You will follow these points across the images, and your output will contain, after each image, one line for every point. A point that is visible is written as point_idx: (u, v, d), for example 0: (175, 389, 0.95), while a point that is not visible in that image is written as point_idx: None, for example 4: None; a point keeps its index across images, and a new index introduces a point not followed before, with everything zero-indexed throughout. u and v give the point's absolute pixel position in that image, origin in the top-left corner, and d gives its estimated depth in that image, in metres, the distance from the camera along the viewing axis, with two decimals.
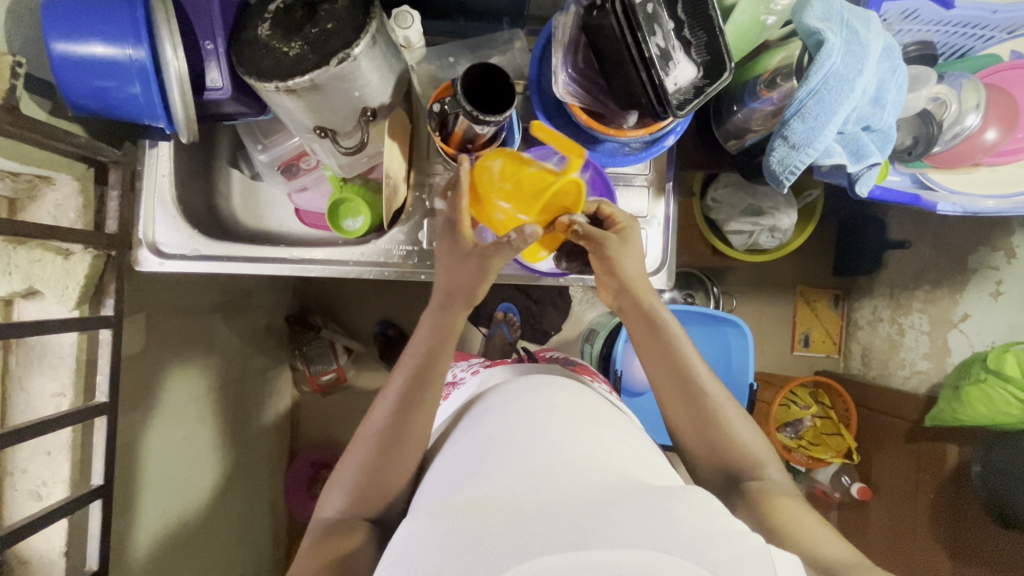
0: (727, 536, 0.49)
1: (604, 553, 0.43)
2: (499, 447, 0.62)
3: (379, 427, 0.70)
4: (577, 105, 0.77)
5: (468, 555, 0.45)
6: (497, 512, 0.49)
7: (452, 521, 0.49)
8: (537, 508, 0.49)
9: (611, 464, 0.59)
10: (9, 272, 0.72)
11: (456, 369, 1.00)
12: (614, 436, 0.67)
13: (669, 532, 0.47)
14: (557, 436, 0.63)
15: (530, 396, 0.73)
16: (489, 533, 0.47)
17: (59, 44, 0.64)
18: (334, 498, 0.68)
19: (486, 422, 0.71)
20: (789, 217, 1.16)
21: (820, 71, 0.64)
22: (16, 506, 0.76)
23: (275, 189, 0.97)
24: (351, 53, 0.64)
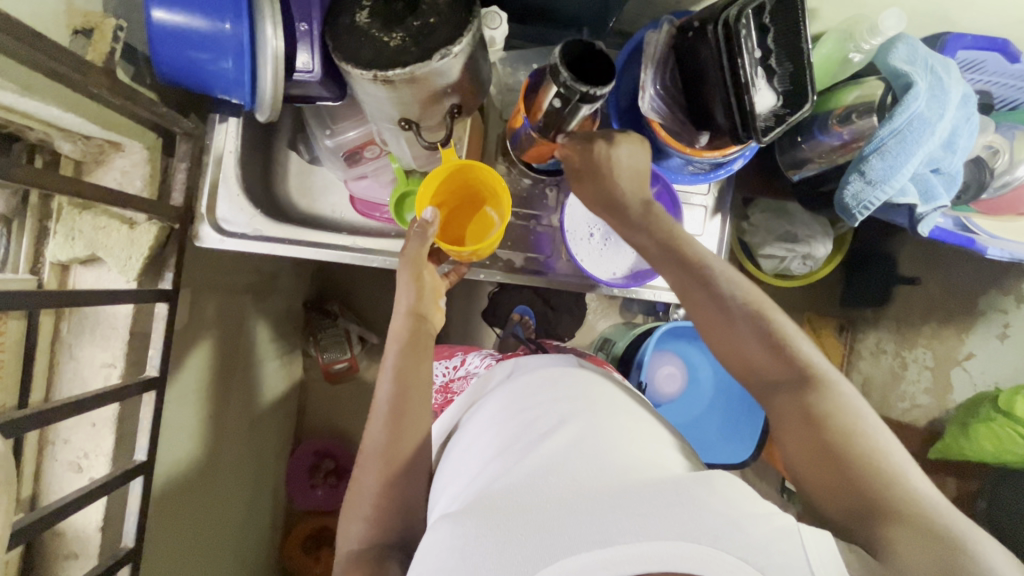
0: (755, 516, 0.48)
1: (628, 549, 0.45)
2: (513, 438, 0.62)
3: (380, 447, 0.68)
4: (658, 121, 0.77)
5: (496, 561, 0.46)
6: (514, 512, 0.50)
7: (472, 523, 0.50)
8: (557, 506, 0.50)
9: (619, 447, 0.59)
10: (73, 238, 0.70)
11: (470, 363, 0.95)
12: (623, 415, 0.66)
13: (694, 516, 0.47)
14: (561, 423, 0.62)
15: (530, 378, 0.73)
16: (512, 534, 0.48)
17: (157, 12, 0.63)
18: (354, 528, 0.67)
19: (497, 407, 0.70)
20: (824, 247, 1.18)
21: (905, 112, 0.66)
22: (53, 479, 0.74)
23: (331, 175, 0.96)
24: (454, 50, 0.64)
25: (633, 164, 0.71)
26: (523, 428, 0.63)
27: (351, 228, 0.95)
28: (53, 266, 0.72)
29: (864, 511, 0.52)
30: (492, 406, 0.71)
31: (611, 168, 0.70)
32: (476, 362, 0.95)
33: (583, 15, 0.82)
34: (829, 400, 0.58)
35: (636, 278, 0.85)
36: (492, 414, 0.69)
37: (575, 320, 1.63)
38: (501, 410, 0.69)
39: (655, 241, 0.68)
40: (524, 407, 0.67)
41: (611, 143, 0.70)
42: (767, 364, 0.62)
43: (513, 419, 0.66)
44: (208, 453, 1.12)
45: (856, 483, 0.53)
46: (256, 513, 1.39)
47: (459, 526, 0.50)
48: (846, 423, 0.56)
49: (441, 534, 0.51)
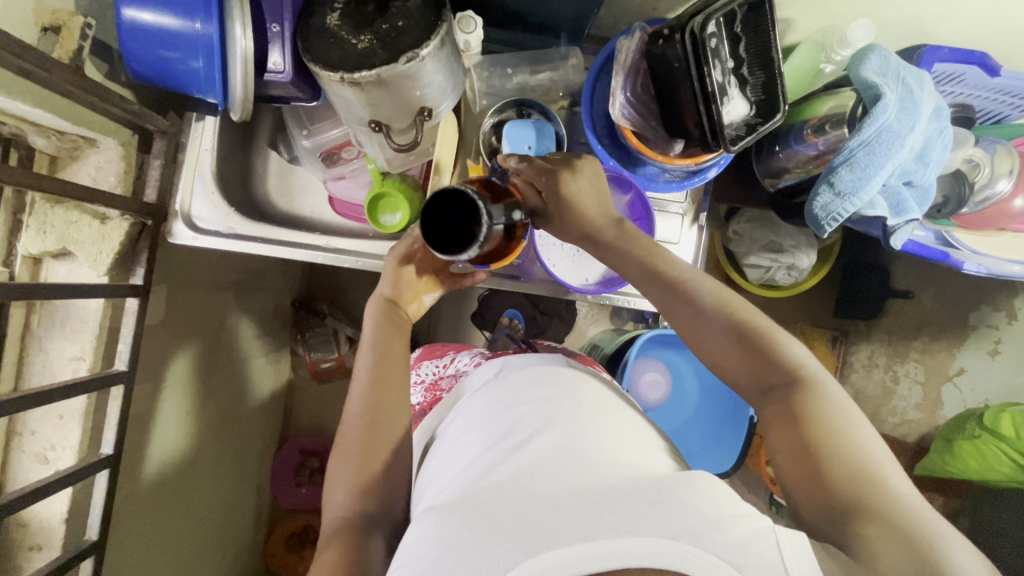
0: (735, 517, 0.47)
1: (609, 543, 0.44)
2: (503, 438, 0.61)
3: (364, 412, 0.69)
4: (629, 128, 0.78)
5: (477, 555, 0.45)
6: (499, 507, 0.49)
7: (456, 517, 0.49)
8: (544, 504, 0.49)
9: (604, 448, 0.59)
10: (44, 231, 0.71)
11: (459, 363, 0.94)
12: (608, 418, 0.66)
13: (673, 514, 0.46)
14: (549, 424, 0.62)
15: (517, 377, 0.73)
16: (497, 530, 0.47)
17: (128, 10, 0.64)
18: (337, 497, 0.66)
19: (486, 407, 0.69)
20: (809, 258, 1.17)
21: (873, 124, 0.66)
22: (20, 469, 0.75)
23: (311, 175, 0.96)
24: (420, 54, 0.64)
25: (594, 179, 0.74)
26: (510, 427, 0.63)
27: (330, 228, 0.95)
28: (26, 259, 0.73)
29: (846, 506, 0.50)
30: (479, 405, 0.71)
31: (576, 199, 0.72)
32: (465, 361, 0.94)
33: (559, 21, 0.82)
34: (817, 399, 0.58)
35: (607, 284, 0.85)
36: (478, 413, 0.69)
37: (564, 325, 1.62)
38: (487, 409, 0.68)
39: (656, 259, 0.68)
40: (510, 407, 0.67)
41: (573, 172, 0.73)
42: (752, 372, 0.62)
43: (500, 417, 0.65)
44: (188, 449, 1.12)
45: (836, 481, 0.52)
46: (238, 509, 1.39)
47: (444, 518, 0.50)
48: (836, 424, 0.55)
49: (425, 527, 0.51)
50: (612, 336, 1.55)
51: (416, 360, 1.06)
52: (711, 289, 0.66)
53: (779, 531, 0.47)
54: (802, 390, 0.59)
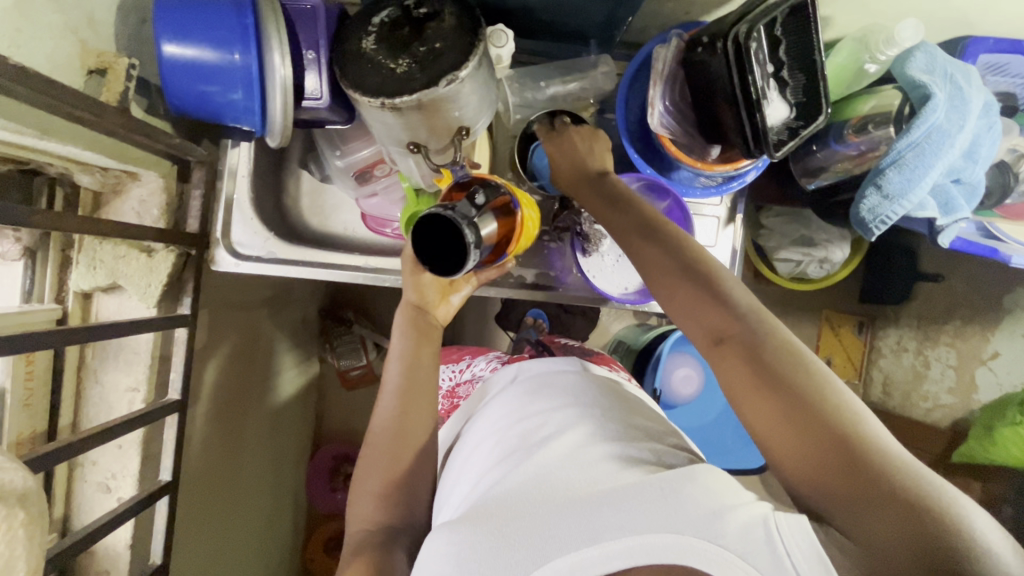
0: (734, 505, 0.48)
1: (614, 544, 0.47)
2: (514, 443, 0.63)
3: (392, 420, 0.70)
4: (667, 137, 0.77)
5: (491, 566, 0.48)
6: (508, 516, 0.52)
7: (470, 529, 0.52)
8: (550, 508, 0.51)
9: (611, 444, 0.59)
10: (94, 267, 0.72)
11: (475, 368, 0.95)
12: (619, 411, 0.66)
13: (676, 509, 0.47)
14: (557, 425, 0.63)
15: (530, 380, 0.74)
16: (506, 542, 0.49)
17: (168, 46, 0.64)
18: (362, 507, 0.68)
19: (500, 412, 0.70)
20: (842, 251, 1.16)
21: (923, 124, 0.65)
22: (84, 499, 0.77)
23: (343, 193, 0.96)
24: (459, 75, 0.64)
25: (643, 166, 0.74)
26: (521, 431, 0.64)
27: (364, 246, 0.96)
28: (77, 295, 0.74)
29: (848, 468, 0.48)
30: (496, 409, 0.72)
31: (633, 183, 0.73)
32: (481, 365, 0.94)
33: (590, 28, 0.81)
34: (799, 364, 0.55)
35: (647, 294, 0.84)
36: (494, 418, 0.70)
37: (588, 323, 1.62)
38: (502, 414, 0.70)
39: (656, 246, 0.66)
40: (522, 410, 0.68)
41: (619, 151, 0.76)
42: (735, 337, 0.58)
43: (511, 422, 0.67)
44: (232, 466, 1.15)
45: (834, 443, 0.49)
46: (278, 517, 1.41)
47: (457, 531, 0.52)
48: (810, 379, 0.53)
49: (441, 538, 0.53)
50: (637, 331, 1.55)
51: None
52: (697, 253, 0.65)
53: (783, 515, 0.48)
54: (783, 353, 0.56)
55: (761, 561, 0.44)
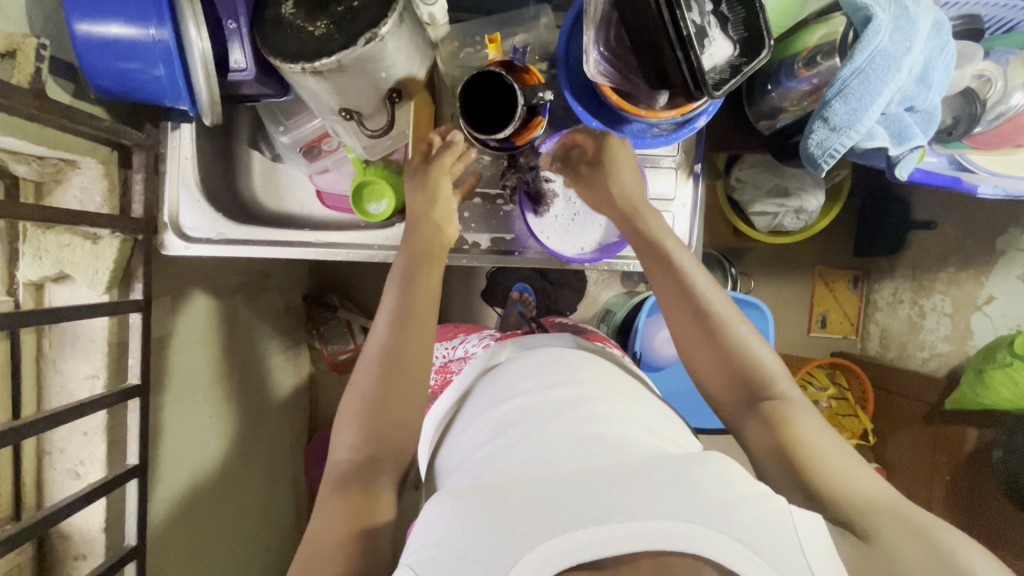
0: (747, 498, 0.47)
1: (625, 525, 0.43)
2: (516, 428, 0.60)
3: (385, 349, 0.67)
4: (608, 85, 0.75)
5: (493, 538, 0.43)
6: (511, 489, 0.48)
7: (469, 497, 0.47)
8: (556, 484, 0.48)
9: (607, 426, 0.59)
10: (40, 257, 0.73)
11: (468, 346, 0.93)
12: (616, 398, 0.65)
13: (689, 495, 0.46)
14: (550, 408, 0.62)
15: (524, 363, 0.72)
16: (511, 512, 0.45)
17: (81, 25, 0.63)
18: (344, 437, 0.65)
19: (496, 393, 0.69)
20: (817, 199, 1.13)
21: (865, 49, 0.61)
22: (54, 485, 0.78)
23: (296, 171, 0.95)
24: (379, 32, 0.62)
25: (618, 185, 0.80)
26: (516, 412, 0.63)
27: (321, 222, 0.95)
28: (27, 286, 0.75)
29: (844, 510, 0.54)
30: (487, 392, 0.70)
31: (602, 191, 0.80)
32: (474, 343, 0.93)
33: None
34: (791, 417, 0.63)
35: (604, 250, 0.83)
36: (486, 401, 0.69)
37: (575, 293, 1.60)
38: (492, 397, 0.69)
39: (676, 283, 0.72)
40: (510, 390, 0.68)
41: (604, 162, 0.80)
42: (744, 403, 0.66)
43: (501, 405, 0.66)
44: (217, 451, 1.16)
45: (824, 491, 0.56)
46: (279, 504, 1.42)
47: (457, 498, 0.48)
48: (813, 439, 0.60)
49: (438, 507, 0.48)
50: (624, 299, 1.53)
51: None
52: (702, 292, 0.71)
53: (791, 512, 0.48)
54: (779, 407, 0.64)
55: (778, 557, 0.43)
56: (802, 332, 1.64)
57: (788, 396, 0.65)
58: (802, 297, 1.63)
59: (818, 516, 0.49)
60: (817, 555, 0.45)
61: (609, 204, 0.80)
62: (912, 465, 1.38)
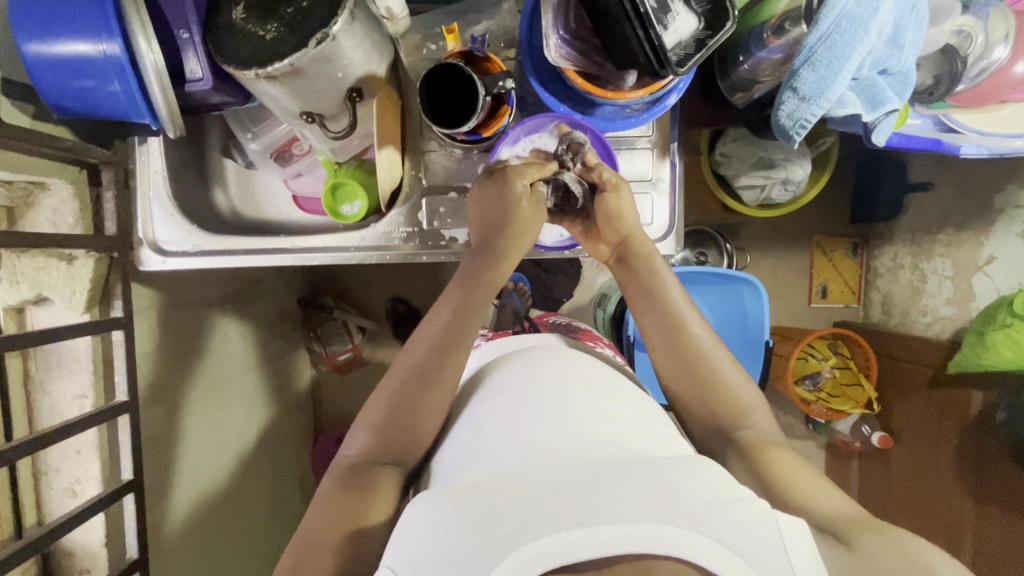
0: (732, 503, 0.47)
1: (608, 529, 0.42)
2: (503, 424, 0.60)
3: (416, 364, 0.68)
4: (572, 69, 0.72)
5: (475, 538, 0.43)
6: (494, 491, 0.47)
7: (449, 501, 0.47)
8: (541, 487, 0.47)
9: (593, 427, 0.58)
10: (17, 281, 0.73)
11: None
12: (607, 400, 0.66)
13: (671, 500, 0.45)
14: (535, 407, 0.62)
15: (518, 361, 0.73)
16: (495, 514, 0.44)
17: (32, 46, 0.63)
18: (359, 437, 0.67)
19: (485, 390, 0.70)
20: (803, 168, 1.10)
21: (830, 14, 0.60)
22: (54, 503, 0.80)
23: (271, 177, 0.95)
24: (330, 31, 0.61)
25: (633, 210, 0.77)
26: (501, 412, 0.63)
27: (299, 227, 0.95)
28: (8, 310, 0.76)
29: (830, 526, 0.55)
30: (481, 388, 0.71)
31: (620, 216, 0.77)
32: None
33: None
34: (768, 444, 0.66)
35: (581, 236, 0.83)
36: (478, 397, 0.69)
37: (571, 279, 1.58)
38: (478, 401, 0.68)
39: (659, 312, 0.74)
40: (494, 393, 0.67)
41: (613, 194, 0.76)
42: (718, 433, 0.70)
43: (488, 406, 0.66)
44: (222, 459, 1.18)
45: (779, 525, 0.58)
46: (290, 507, 1.43)
47: (442, 501, 0.47)
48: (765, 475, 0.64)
49: (420, 509, 0.48)
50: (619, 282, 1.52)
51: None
52: (686, 325, 0.73)
53: (777, 518, 0.47)
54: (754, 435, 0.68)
55: (764, 562, 0.43)
56: (803, 304, 1.62)
57: (761, 426, 0.69)
58: (801, 268, 1.61)
59: (801, 520, 0.48)
60: (802, 559, 0.45)
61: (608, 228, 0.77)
62: (918, 431, 1.37)
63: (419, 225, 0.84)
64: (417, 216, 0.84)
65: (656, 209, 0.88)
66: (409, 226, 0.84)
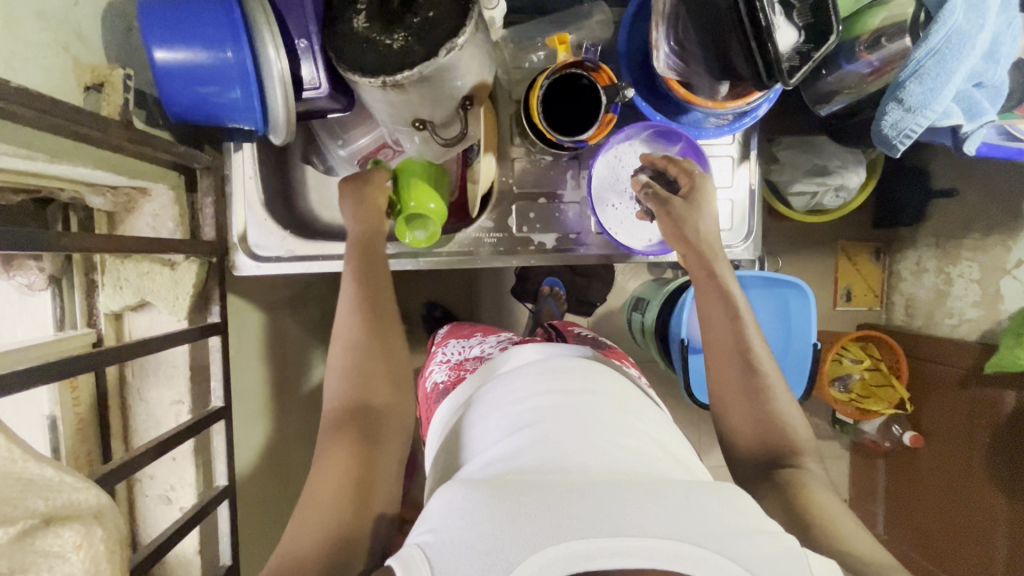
0: (766, 529, 0.44)
1: (634, 540, 0.40)
2: (526, 433, 0.58)
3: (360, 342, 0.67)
4: (674, 79, 0.77)
5: (501, 532, 0.41)
6: (522, 488, 0.45)
7: (478, 489, 0.45)
8: (568, 489, 0.45)
9: (620, 446, 0.56)
10: (121, 287, 0.73)
11: (485, 346, 0.90)
12: (623, 415, 0.64)
13: (708, 519, 0.43)
14: (565, 417, 0.60)
15: (534, 373, 0.71)
16: (521, 509, 0.42)
17: (159, 52, 0.63)
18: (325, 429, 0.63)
19: (504, 399, 0.68)
20: (857, 175, 1.14)
21: (942, 29, 0.62)
22: (148, 512, 0.79)
23: (352, 184, 0.95)
24: (459, 42, 0.62)
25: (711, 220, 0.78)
26: (526, 420, 0.61)
27: None
28: (107, 315, 0.75)
29: None
30: (497, 399, 0.69)
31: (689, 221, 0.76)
32: (492, 344, 0.89)
33: None
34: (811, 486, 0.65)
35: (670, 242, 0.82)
36: (500, 404, 0.67)
37: (605, 284, 1.60)
38: (505, 404, 0.66)
39: (731, 334, 0.73)
40: (515, 402, 0.66)
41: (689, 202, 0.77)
42: (802, 438, 0.70)
43: (513, 412, 0.64)
44: (278, 465, 1.17)
45: None
46: None
47: (469, 491, 0.46)
48: None
49: (446, 499, 0.46)
50: (654, 287, 1.54)
51: (442, 340, 1.01)
52: (756, 359, 0.72)
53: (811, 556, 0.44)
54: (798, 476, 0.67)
55: None
56: (828, 307, 1.66)
57: (811, 469, 0.68)
58: (826, 272, 1.65)
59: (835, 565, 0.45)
60: None
61: (678, 239, 0.77)
62: (949, 429, 1.41)
63: (508, 230, 0.86)
64: (507, 221, 0.86)
65: (734, 215, 0.90)
66: (499, 231, 0.86)
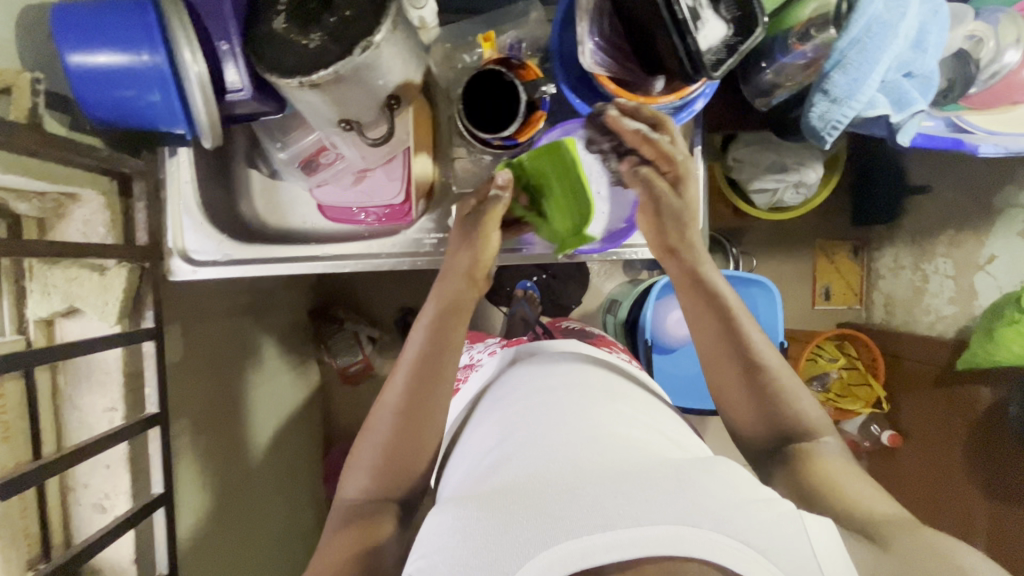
0: (757, 502, 0.46)
1: (629, 531, 0.41)
2: (522, 427, 0.59)
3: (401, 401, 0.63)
4: (605, 75, 0.75)
5: (498, 543, 0.42)
6: (514, 496, 0.46)
7: (470, 506, 0.46)
8: (560, 489, 0.46)
9: (614, 429, 0.56)
10: (48, 292, 0.72)
11: (474, 352, 0.90)
12: (618, 401, 0.64)
13: (697, 501, 0.43)
14: (558, 411, 0.60)
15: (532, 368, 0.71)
16: (515, 519, 0.43)
17: (74, 57, 0.63)
18: (354, 481, 0.63)
19: (504, 397, 0.68)
20: (816, 171, 1.13)
21: (860, 19, 0.62)
22: (81, 520, 0.78)
23: (298, 187, 0.94)
24: (373, 40, 0.62)
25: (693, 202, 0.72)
26: (518, 417, 0.61)
27: (324, 235, 0.93)
28: (37, 323, 0.73)
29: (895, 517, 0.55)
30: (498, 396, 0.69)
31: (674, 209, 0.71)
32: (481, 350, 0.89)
33: None
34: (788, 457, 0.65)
35: (610, 240, 0.82)
36: (500, 402, 0.67)
37: (579, 286, 1.58)
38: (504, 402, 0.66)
39: (719, 326, 0.69)
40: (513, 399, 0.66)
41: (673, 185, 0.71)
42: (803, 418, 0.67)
43: (510, 409, 0.64)
44: (237, 473, 1.16)
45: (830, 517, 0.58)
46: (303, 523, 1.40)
47: (462, 508, 0.46)
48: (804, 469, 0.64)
49: (444, 517, 0.47)
50: (628, 288, 1.52)
51: None
52: (753, 350, 0.67)
53: (805, 520, 0.45)
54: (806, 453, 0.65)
55: (789, 561, 0.41)
56: (806, 306, 1.64)
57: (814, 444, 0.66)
58: (804, 270, 1.63)
59: (831, 521, 0.47)
60: (833, 560, 0.43)
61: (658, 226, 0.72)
62: (926, 427, 1.38)
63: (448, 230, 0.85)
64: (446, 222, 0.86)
65: None
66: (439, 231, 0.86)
